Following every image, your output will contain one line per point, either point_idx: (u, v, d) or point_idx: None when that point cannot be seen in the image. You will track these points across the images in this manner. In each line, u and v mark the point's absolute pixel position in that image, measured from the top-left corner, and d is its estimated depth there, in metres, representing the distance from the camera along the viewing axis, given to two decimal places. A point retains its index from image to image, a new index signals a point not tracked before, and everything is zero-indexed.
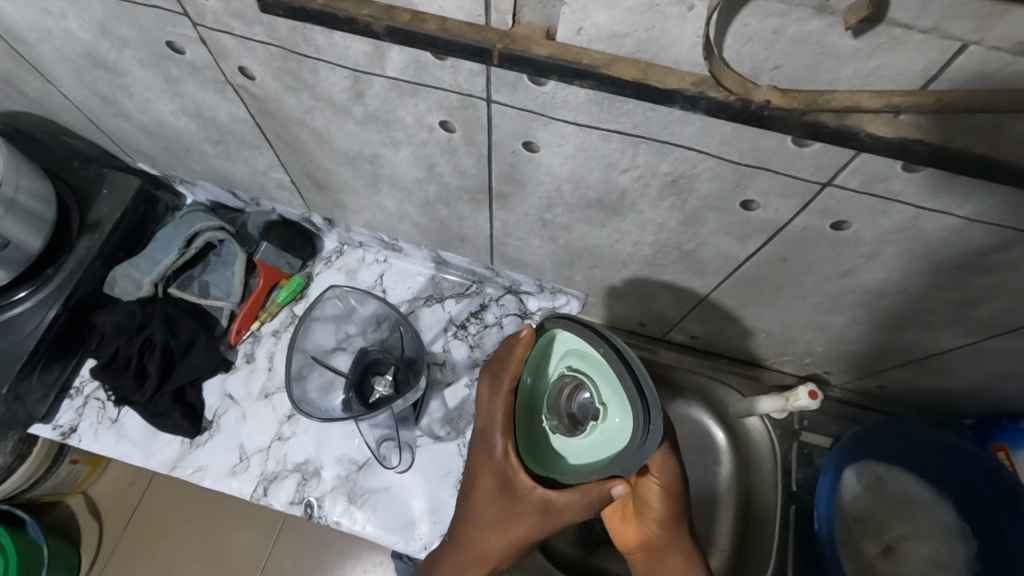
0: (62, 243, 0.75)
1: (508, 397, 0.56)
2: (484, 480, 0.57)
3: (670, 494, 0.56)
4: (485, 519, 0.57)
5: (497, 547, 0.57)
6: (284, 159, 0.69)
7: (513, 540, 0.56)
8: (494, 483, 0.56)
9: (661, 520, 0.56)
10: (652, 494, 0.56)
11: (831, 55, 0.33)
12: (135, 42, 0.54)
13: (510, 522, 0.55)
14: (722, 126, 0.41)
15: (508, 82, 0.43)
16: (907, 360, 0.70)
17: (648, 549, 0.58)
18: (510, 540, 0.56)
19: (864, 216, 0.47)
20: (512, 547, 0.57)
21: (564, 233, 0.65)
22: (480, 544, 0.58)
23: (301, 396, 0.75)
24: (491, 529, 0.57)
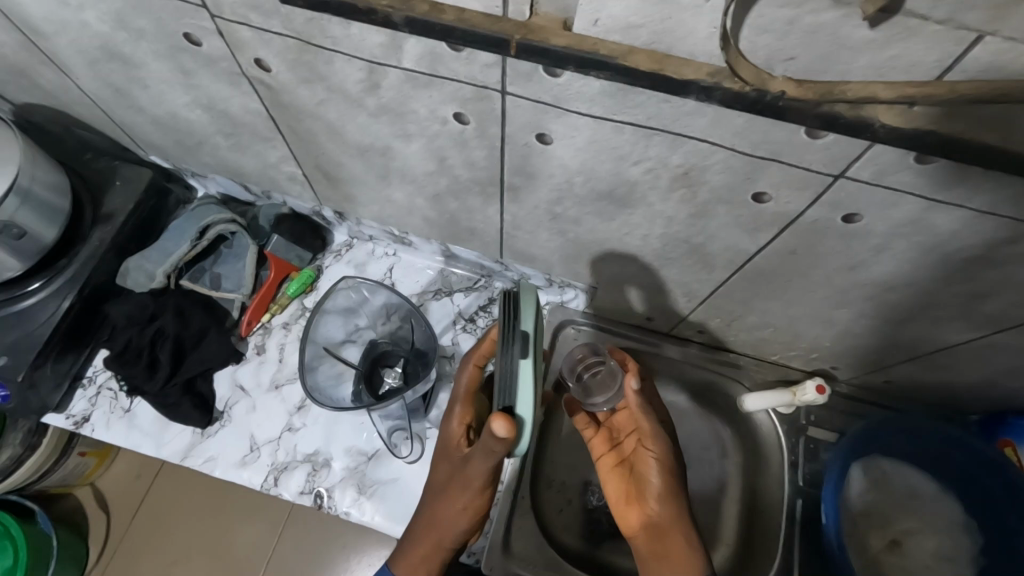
0: (75, 234, 0.76)
1: (474, 371, 0.64)
2: (442, 450, 0.64)
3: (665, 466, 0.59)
4: (439, 488, 0.64)
5: (448, 517, 0.63)
6: (296, 152, 0.69)
7: (455, 505, 0.62)
8: (447, 453, 0.64)
9: (660, 492, 0.58)
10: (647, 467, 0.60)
11: (845, 46, 0.34)
12: (151, 34, 0.54)
13: (453, 486, 0.62)
14: (735, 118, 0.42)
15: (522, 73, 0.44)
16: (913, 355, 0.70)
17: (652, 528, 0.57)
18: (453, 504, 0.62)
19: (875, 209, 0.47)
20: (455, 514, 0.62)
21: (573, 226, 0.65)
22: (444, 517, 0.63)
23: (314, 385, 0.76)
24: (441, 495, 0.64)
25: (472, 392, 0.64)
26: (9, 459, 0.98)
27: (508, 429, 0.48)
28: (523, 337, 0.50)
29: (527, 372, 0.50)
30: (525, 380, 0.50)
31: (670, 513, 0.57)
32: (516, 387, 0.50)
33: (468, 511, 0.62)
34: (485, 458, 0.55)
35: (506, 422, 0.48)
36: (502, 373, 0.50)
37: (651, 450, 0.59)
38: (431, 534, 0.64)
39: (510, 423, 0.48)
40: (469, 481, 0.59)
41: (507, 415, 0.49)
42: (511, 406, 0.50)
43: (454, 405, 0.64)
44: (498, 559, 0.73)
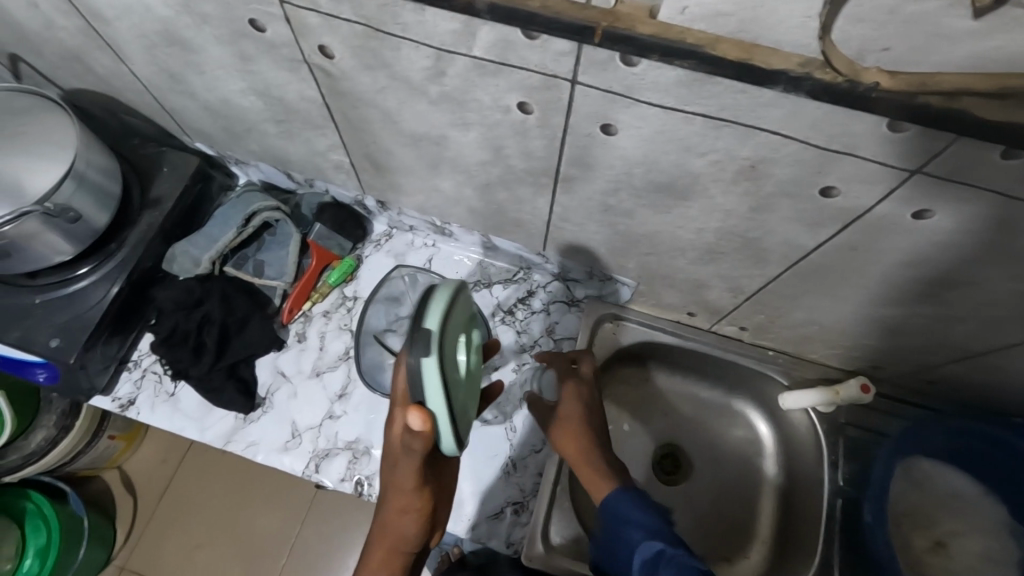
0: (124, 220, 0.77)
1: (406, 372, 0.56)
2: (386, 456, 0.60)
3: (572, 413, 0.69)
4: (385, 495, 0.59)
5: (390, 520, 0.58)
6: (346, 140, 0.69)
7: (397, 509, 0.57)
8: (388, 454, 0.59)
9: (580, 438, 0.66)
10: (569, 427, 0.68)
11: (944, 36, 0.33)
12: (215, 19, 0.54)
13: (391, 491, 0.57)
14: (815, 110, 0.41)
15: (597, 62, 0.43)
16: (964, 355, 0.68)
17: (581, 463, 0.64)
18: (393, 506, 0.58)
19: (949, 205, 0.46)
20: (400, 519, 0.58)
21: (625, 218, 0.65)
22: (386, 525, 0.59)
23: (361, 366, 0.81)
24: (385, 500, 0.59)
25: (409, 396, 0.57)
26: (44, 441, 1.00)
27: (420, 419, 0.46)
28: (424, 334, 0.46)
29: (430, 372, 0.45)
30: (430, 382, 0.46)
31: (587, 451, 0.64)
32: (422, 384, 0.47)
33: (413, 513, 0.57)
34: (407, 457, 0.51)
35: (421, 412, 0.47)
36: (409, 374, 0.47)
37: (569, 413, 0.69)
38: (383, 540, 0.59)
39: (422, 416, 0.46)
40: (402, 479, 0.55)
41: (419, 408, 0.47)
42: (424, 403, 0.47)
43: (392, 410, 0.56)
44: (540, 551, 0.72)
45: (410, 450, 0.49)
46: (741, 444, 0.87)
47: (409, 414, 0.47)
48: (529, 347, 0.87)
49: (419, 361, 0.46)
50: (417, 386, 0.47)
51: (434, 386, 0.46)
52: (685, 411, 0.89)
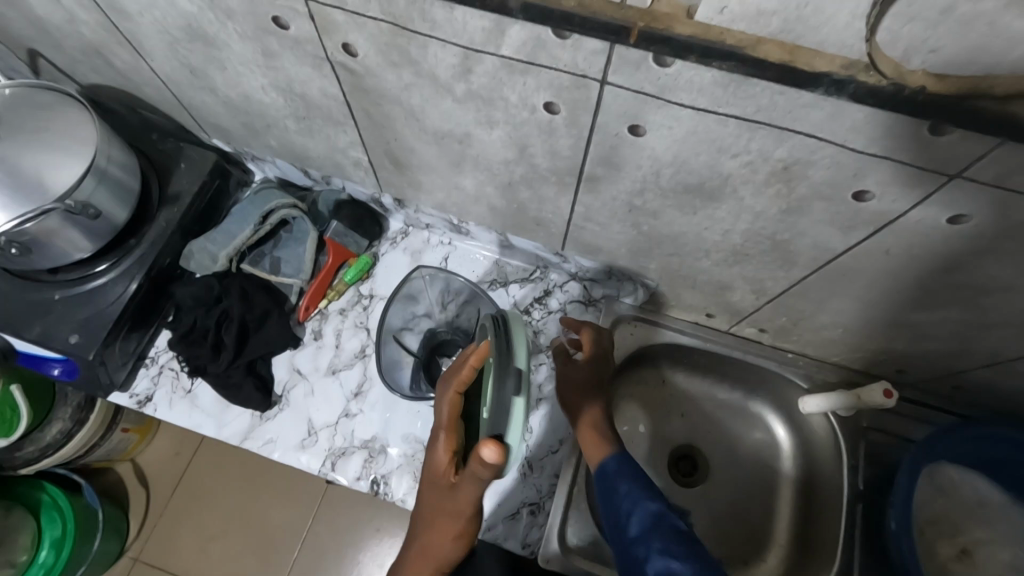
0: (144, 215, 0.77)
1: (455, 399, 0.59)
2: (428, 477, 0.60)
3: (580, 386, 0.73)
4: (427, 515, 0.60)
5: (437, 546, 0.59)
6: (368, 137, 0.69)
7: (445, 533, 0.59)
8: (431, 481, 0.60)
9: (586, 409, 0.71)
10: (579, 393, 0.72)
11: (999, 38, 0.32)
12: (240, 15, 0.54)
13: (439, 515, 0.59)
14: (855, 111, 0.40)
15: (630, 61, 0.43)
16: (993, 360, 0.67)
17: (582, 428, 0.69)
18: (441, 532, 0.59)
19: (989, 210, 0.45)
20: (446, 543, 0.59)
21: (650, 219, 0.64)
22: (433, 549, 0.60)
23: (381, 364, 0.81)
24: (428, 524, 0.60)
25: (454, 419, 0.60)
26: (59, 433, 1.01)
27: (495, 454, 0.51)
28: (519, 375, 0.55)
29: (521, 409, 0.55)
30: (518, 416, 0.55)
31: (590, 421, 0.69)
32: (509, 418, 0.55)
33: (461, 537, 0.60)
34: (474, 483, 0.57)
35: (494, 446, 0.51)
36: (501, 409, 0.55)
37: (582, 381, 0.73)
38: (425, 563, 0.60)
39: (499, 449, 0.51)
40: (458, 506, 0.58)
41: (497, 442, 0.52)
42: (500, 435, 0.55)
43: (438, 434, 0.59)
44: (556, 551, 0.72)
45: (480, 478, 0.54)
46: (759, 445, 0.86)
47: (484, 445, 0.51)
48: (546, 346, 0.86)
49: (512, 399, 0.55)
50: (501, 420, 0.55)
51: (519, 421, 0.55)
52: (703, 412, 0.88)
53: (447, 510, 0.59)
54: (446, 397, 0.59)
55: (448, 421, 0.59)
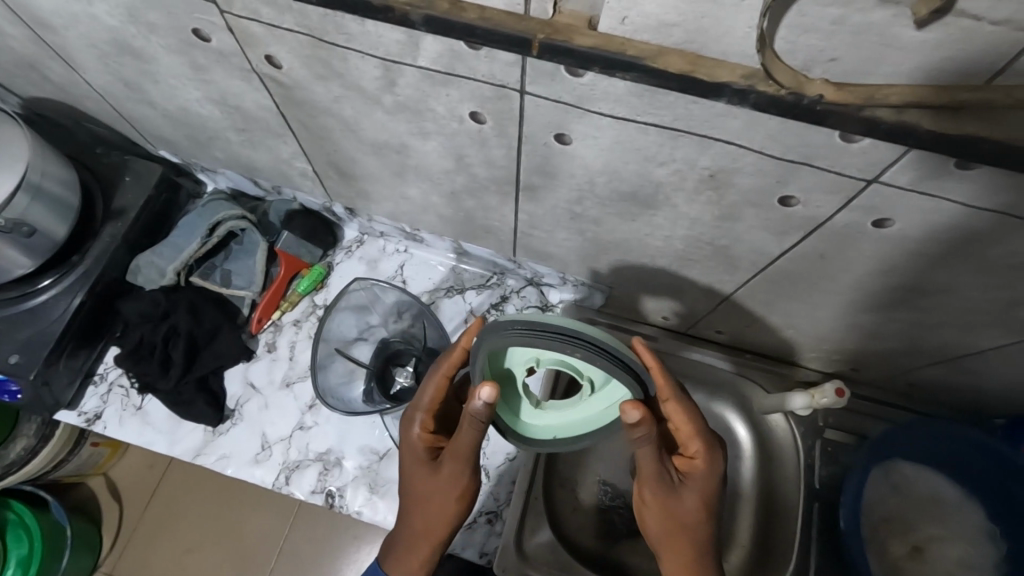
0: (88, 231, 0.76)
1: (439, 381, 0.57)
2: (408, 456, 0.59)
3: (673, 486, 0.54)
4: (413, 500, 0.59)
5: (436, 509, 0.58)
6: (310, 148, 0.68)
7: (448, 499, 0.58)
8: (417, 457, 0.58)
9: (681, 524, 0.55)
10: (683, 502, 0.54)
11: (892, 46, 0.32)
12: (162, 28, 0.53)
13: (430, 485, 0.58)
14: (768, 120, 0.40)
15: (545, 72, 0.42)
16: (940, 358, 0.66)
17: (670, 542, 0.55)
18: (437, 498, 0.58)
19: (912, 214, 0.45)
20: (447, 505, 0.58)
21: (593, 226, 0.64)
22: (427, 512, 0.58)
23: (320, 389, 0.76)
24: (417, 495, 0.59)
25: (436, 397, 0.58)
26: (23, 450, 0.98)
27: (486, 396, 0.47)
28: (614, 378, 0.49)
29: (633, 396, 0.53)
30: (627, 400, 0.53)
31: (689, 545, 0.55)
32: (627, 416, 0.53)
33: (460, 500, 0.58)
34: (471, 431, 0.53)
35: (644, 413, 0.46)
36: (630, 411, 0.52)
37: (688, 492, 0.54)
38: (429, 530, 0.59)
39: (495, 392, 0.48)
40: (453, 471, 0.57)
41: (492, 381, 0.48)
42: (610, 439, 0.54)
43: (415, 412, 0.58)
44: (514, 561, 0.70)
45: (475, 425, 0.51)
46: None
47: (624, 409, 0.46)
48: None
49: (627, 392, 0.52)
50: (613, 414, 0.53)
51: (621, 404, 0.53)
52: None
53: (441, 476, 0.57)
54: (430, 379, 0.57)
55: (430, 398, 0.58)
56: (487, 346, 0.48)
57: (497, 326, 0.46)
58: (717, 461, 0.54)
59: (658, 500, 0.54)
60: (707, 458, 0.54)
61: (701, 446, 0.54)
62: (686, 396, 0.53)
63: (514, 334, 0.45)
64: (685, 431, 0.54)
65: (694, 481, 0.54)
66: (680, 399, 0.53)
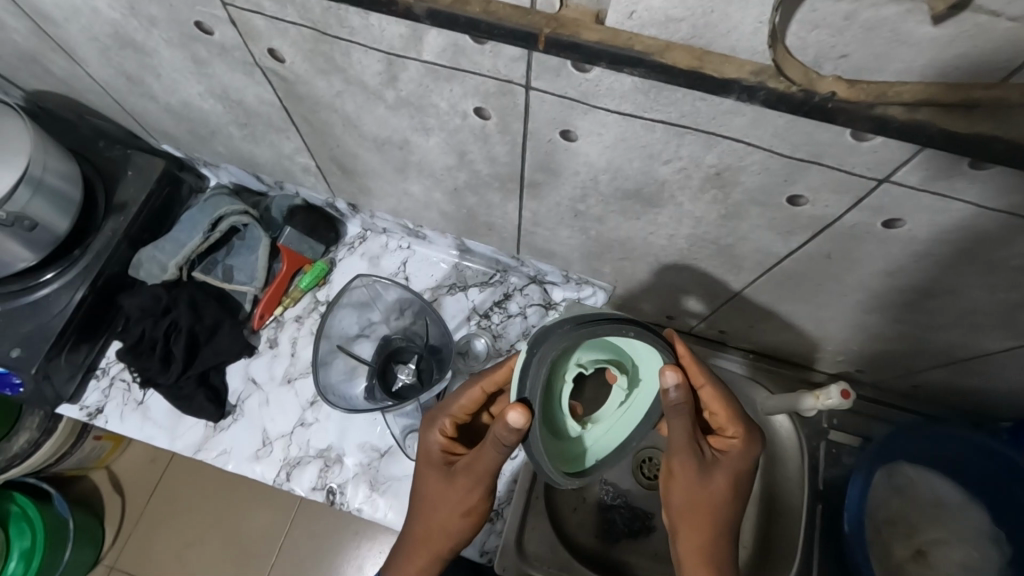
0: (89, 226, 0.75)
1: (474, 392, 0.56)
2: (424, 462, 0.59)
3: (705, 463, 0.53)
4: (421, 504, 0.59)
5: (443, 520, 0.58)
6: (312, 144, 0.68)
7: (455, 512, 0.57)
8: (431, 465, 0.59)
9: (708, 503, 0.53)
10: (714, 481, 0.53)
11: (904, 43, 0.31)
12: (163, 21, 0.52)
13: (438, 497, 0.58)
14: (776, 118, 0.39)
15: (550, 67, 0.41)
16: (947, 360, 0.65)
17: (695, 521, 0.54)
18: (444, 511, 0.57)
19: (920, 214, 0.44)
20: (454, 519, 0.57)
21: (596, 224, 0.63)
22: (431, 522, 0.58)
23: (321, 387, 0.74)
24: (425, 503, 0.59)
25: (467, 408, 0.58)
26: (27, 443, 0.98)
27: (523, 416, 0.44)
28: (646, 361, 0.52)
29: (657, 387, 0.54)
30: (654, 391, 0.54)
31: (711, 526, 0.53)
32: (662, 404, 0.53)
33: (468, 516, 0.58)
34: (493, 453, 0.51)
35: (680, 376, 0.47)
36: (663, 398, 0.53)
37: (720, 472, 0.53)
38: (433, 538, 0.59)
39: (529, 412, 0.45)
40: (463, 488, 0.56)
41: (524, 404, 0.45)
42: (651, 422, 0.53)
43: (440, 417, 0.59)
44: (514, 558, 0.70)
45: (497, 446, 0.49)
46: None
47: (663, 372, 0.47)
48: (505, 350, 0.83)
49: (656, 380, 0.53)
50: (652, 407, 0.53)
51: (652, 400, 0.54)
52: None
53: (451, 489, 0.57)
54: (467, 389, 0.57)
55: (460, 408, 0.58)
56: (543, 358, 0.46)
57: (552, 330, 0.46)
58: (755, 444, 0.54)
59: (688, 479, 0.53)
60: (744, 440, 0.54)
61: (736, 426, 0.54)
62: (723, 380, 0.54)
63: (576, 332, 0.45)
64: (722, 413, 0.54)
65: (729, 460, 0.53)
66: (717, 381, 0.53)
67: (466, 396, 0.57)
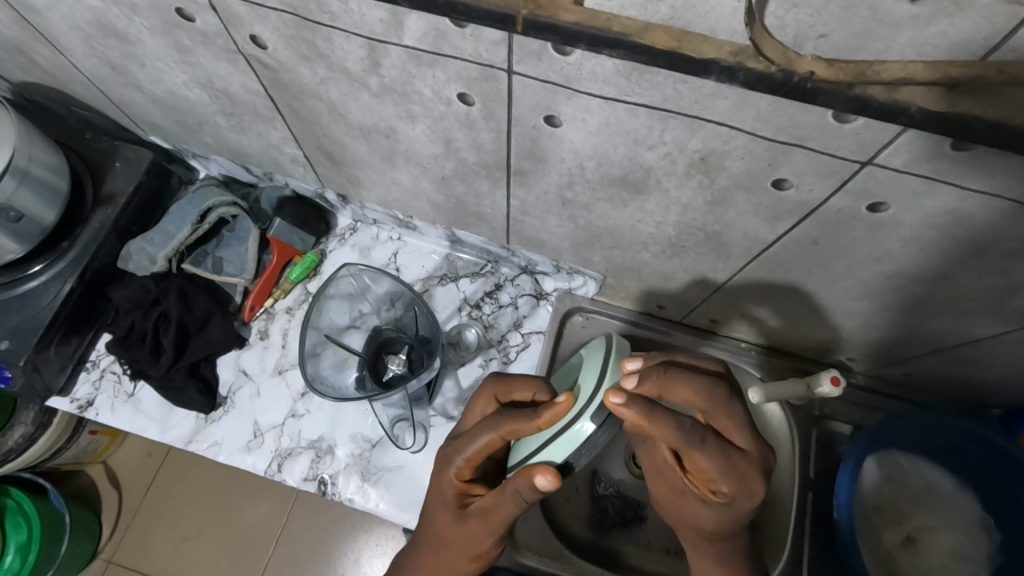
0: (76, 218, 0.75)
1: (493, 440, 0.53)
2: (437, 502, 0.58)
3: (686, 496, 0.52)
4: (434, 540, 0.58)
5: (452, 561, 0.58)
6: (298, 133, 0.67)
7: (464, 556, 0.57)
8: (444, 506, 0.57)
9: (700, 528, 0.53)
10: (701, 516, 0.52)
11: (884, 22, 0.31)
12: (144, 8, 0.52)
13: (449, 540, 0.57)
14: (759, 100, 0.39)
15: (531, 51, 0.41)
16: (936, 347, 0.65)
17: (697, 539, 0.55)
18: (452, 554, 0.57)
19: (905, 198, 0.44)
20: (463, 561, 0.58)
21: (584, 212, 0.63)
22: (441, 563, 0.58)
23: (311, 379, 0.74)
24: (435, 543, 0.58)
25: (484, 451, 0.55)
26: (21, 438, 0.97)
27: (554, 483, 0.48)
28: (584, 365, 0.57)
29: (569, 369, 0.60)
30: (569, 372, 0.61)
31: (708, 542, 0.55)
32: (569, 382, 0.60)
33: (477, 558, 0.58)
34: (514, 505, 0.52)
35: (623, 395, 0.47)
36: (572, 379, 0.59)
37: (705, 511, 0.51)
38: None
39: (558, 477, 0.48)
40: (475, 534, 0.56)
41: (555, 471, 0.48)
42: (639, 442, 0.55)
43: (457, 460, 0.56)
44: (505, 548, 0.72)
45: (518, 501, 0.51)
46: None
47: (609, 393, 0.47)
48: (497, 341, 0.83)
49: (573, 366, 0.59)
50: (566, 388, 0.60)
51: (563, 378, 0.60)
52: None
53: (463, 534, 0.56)
54: (486, 435, 0.53)
55: (478, 454, 0.54)
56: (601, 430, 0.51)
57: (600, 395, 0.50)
58: (738, 491, 0.50)
59: (678, 506, 0.54)
60: (731, 488, 0.49)
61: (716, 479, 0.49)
62: (687, 433, 0.48)
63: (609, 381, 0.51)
64: (696, 462, 0.50)
65: (714, 500, 0.51)
66: (676, 437, 0.48)
67: (484, 442, 0.54)
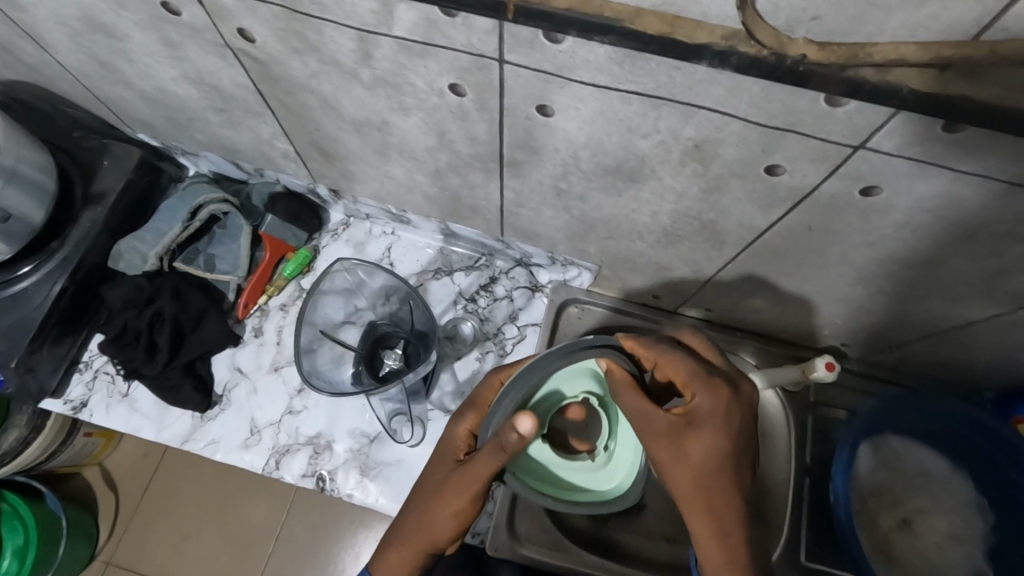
0: (65, 217, 0.74)
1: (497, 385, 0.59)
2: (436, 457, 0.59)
3: (676, 435, 0.48)
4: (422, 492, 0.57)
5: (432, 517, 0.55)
6: (290, 128, 0.67)
7: (446, 509, 0.54)
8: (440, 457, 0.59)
9: (702, 477, 0.47)
10: (695, 454, 0.47)
11: (875, 5, 0.31)
12: (130, 3, 0.51)
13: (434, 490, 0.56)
14: (751, 85, 0.39)
15: (523, 40, 0.41)
16: (930, 331, 0.66)
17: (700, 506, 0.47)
18: (433, 507, 0.55)
19: (898, 182, 0.44)
20: (443, 517, 0.54)
21: (579, 203, 0.63)
22: (422, 520, 0.56)
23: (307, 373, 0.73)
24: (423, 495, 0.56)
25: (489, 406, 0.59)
26: (16, 441, 0.96)
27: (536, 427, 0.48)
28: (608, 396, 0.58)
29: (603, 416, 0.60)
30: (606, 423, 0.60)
31: (716, 502, 0.47)
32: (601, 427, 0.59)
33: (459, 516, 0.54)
34: (493, 455, 0.50)
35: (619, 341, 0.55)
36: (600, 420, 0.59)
37: (698, 440, 0.47)
38: (418, 536, 0.56)
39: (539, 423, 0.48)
40: (459, 484, 0.53)
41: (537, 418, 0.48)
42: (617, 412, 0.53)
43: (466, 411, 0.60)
44: (505, 540, 0.72)
45: (496, 452, 0.50)
46: None
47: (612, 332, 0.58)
48: (492, 334, 0.83)
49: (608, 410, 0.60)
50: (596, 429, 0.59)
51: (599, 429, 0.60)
52: None
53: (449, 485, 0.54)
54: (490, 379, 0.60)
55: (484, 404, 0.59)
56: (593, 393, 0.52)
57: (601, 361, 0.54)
58: (721, 396, 0.49)
59: (672, 460, 0.48)
60: (706, 394, 0.49)
61: (698, 382, 0.50)
62: (667, 347, 0.53)
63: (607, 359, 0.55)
64: (673, 369, 0.52)
65: (702, 421, 0.48)
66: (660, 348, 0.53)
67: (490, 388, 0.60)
